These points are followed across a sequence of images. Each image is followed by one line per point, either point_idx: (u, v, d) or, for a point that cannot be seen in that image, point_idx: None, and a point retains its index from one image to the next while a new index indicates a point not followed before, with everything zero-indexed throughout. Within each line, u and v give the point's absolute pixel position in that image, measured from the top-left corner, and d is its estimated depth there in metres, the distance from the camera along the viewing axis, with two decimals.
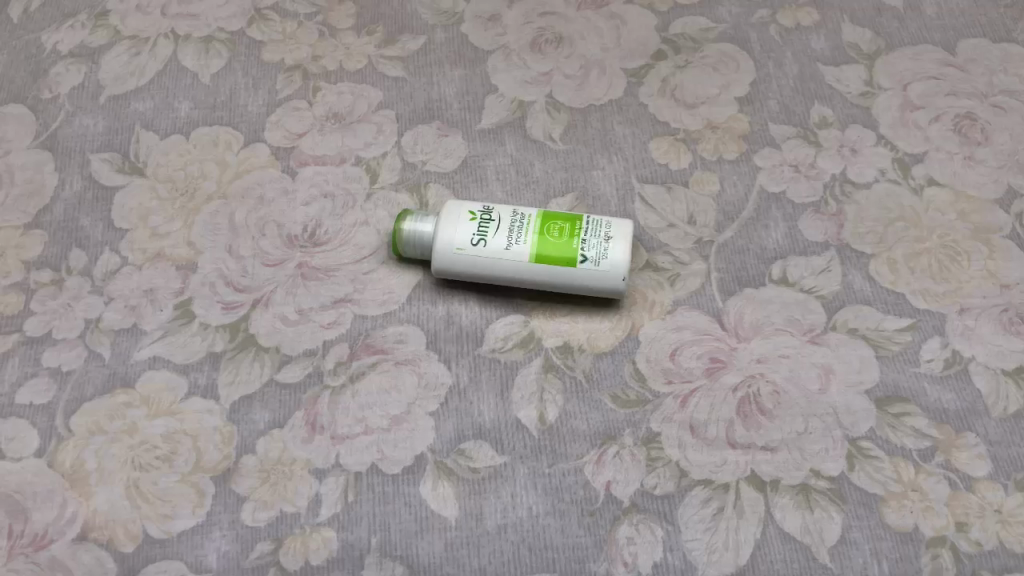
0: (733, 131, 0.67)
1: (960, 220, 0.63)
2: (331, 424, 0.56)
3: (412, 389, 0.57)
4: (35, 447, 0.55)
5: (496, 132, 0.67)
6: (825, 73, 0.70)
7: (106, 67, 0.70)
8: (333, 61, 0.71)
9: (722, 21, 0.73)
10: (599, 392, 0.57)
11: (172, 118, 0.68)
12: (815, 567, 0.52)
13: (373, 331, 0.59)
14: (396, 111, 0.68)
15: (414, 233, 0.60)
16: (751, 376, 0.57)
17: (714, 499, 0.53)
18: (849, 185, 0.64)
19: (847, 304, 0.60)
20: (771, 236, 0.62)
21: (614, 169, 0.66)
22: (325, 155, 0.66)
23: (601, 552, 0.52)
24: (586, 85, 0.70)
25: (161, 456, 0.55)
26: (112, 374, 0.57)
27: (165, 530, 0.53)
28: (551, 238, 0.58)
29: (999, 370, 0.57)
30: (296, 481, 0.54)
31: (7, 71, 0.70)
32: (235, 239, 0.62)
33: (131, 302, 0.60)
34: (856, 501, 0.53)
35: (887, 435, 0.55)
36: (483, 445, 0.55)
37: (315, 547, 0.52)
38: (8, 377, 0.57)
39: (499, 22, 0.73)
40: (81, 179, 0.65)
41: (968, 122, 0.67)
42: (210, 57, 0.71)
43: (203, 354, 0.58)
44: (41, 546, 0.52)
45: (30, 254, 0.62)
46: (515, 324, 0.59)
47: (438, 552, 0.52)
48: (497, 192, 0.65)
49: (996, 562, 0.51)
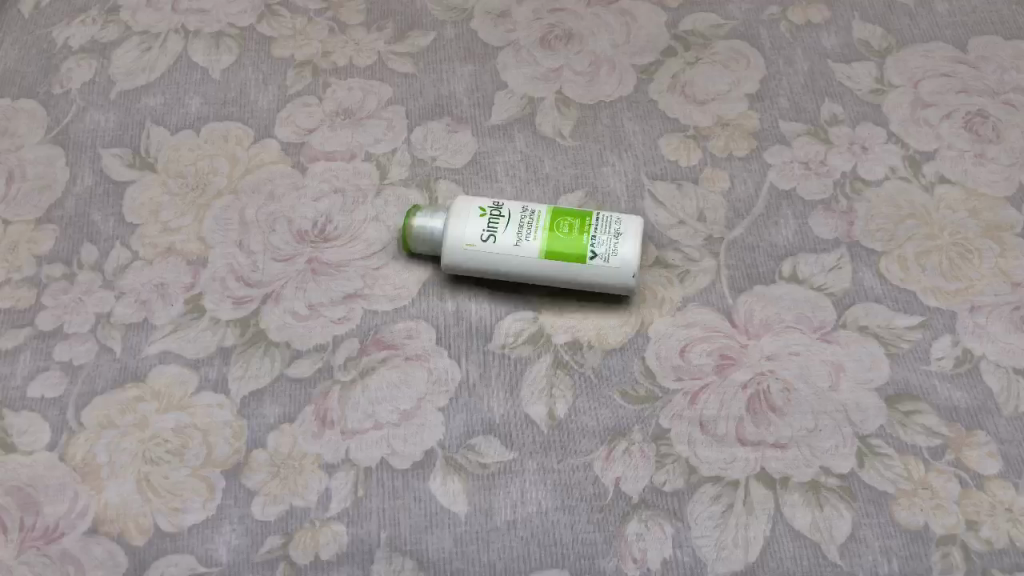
0: (744, 128, 0.67)
1: (971, 219, 0.63)
2: (341, 419, 0.56)
3: (423, 384, 0.57)
4: (47, 441, 0.55)
5: (506, 129, 0.67)
6: (836, 69, 0.70)
7: (118, 63, 0.71)
8: (343, 57, 0.71)
9: (733, 18, 0.73)
10: (609, 388, 0.57)
11: (183, 113, 0.68)
12: (825, 565, 0.52)
13: (382, 327, 0.59)
14: (407, 107, 0.68)
15: (424, 229, 0.60)
16: (761, 373, 0.57)
17: (723, 496, 0.53)
18: (859, 183, 0.64)
19: (858, 302, 0.59)
20: (781, 234, 0.62)
21: (624, 165, 0.66)
22: (336, 151, 0.66)
23: (611, 548, 0.52)
24: (596, 82, 0.70)
25: (173, 450, 0.55)
26: (122, 369, 0.57)
27: (175, 524, 0.53)
28: (561, 234, 0.58)
29: (1011, 368, 0.57)
30: (305, 475, 0.54)
31: (18, 65, 0.71)
32: (246, 234, 0.62)
33: (142, 296, 0.60)
34: (866, 499, 0.53)
35: (897, 433, 0.55)
36: (493, 441, 0.55)
37: (324, 541, 0.52)
38: (20, 371, 0.57)
39: (509, 19, 0.73)
40: (92, 174, 0.65)
41: (979, 119, 0.67)
42: (220, 53, 0.71)
43: (214, 349, 0.58)
44: (53, 539, 0.53)
45: (41, 248, 0.62)
46: (525, 320, 0.59)
47: (448, 547, 0.53)
48: (507, 188, 0.65)
49: (1007, 561, 0.51)
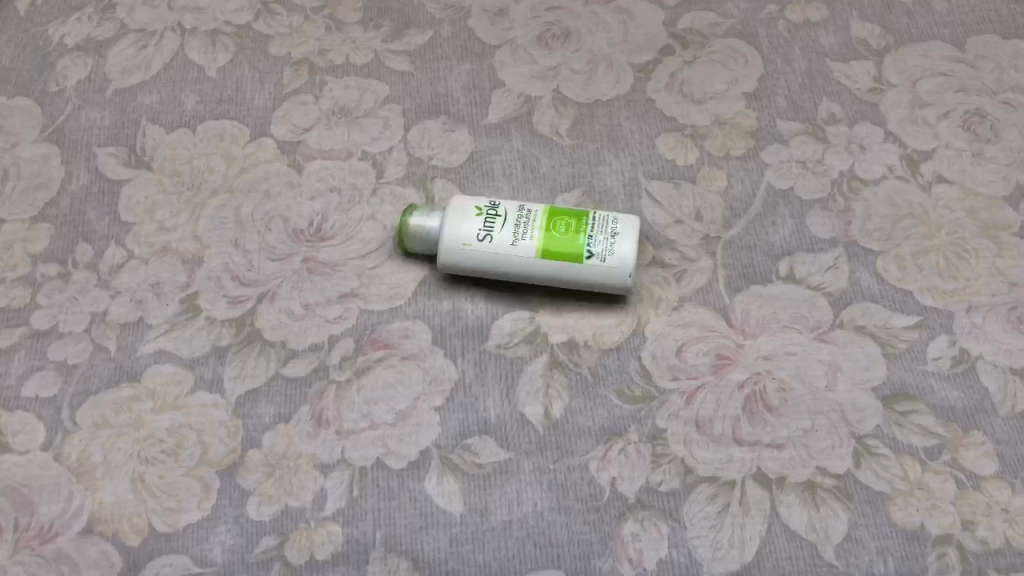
0: (741, 127, 0.67)
1: (969, 218, 0.62)
2: (337, 418, 0.56)
3: (418, 384, 0.57)
4: (42, 440, 0.55)
5: (503, 128, 0.67)
6: (834, 68, 0.70)
7: (114, 61, 0.70)
8: (340, 55, 0.71)
9: (731, 17, 0.73)
10: (606, 388, 0.57)
11: (179, 111, 0.68)
12: (821, 565, 0.52)
13: (379, 327, 0.59)
14: (404, 106, 0.68)
15: (420, 228, 0.60)
16: (758, 373, 0.57)
17: (719, 496, 0.53)
18: (857, 182, 0.64)
19: (855, 301, 0.59)
20: (778, 233, 0.62)
21: (621, 164, 0.66)
22: (332, 150, 0.66)
23: (607, 548, 0.52)
24: (593, 80, 0.69)
25: (168, 450, 0.55)
26: (118, 368, 0.57)
27: (170, 524, 0.53)
28: (558, 234, 0.58)
29: (1008, 368, 0.57)
30: (301, 475, 0.54)
31: (14, 63, 0.70)
32: (242, 233, 0.62)
33: (138, 295, 0.60)
34: (863, 499, 0.53)
35: (894, 433, 0.55)
36: (489, 441, 0.55)
37: (320, 541, 0.52)
38: (15, 370, 0.57)
39: (506, 17, 0.73)
40: (88, 172, 0.65)
41: (977, 118, 0.67)
42: (216, 51, 0.71)
43: (209, 349, 0.58)
44: (48, 539, 0.52)
45: (36, 247, 0.62)
46: (521, 320, 0.59)
47: (443, 547, 0.52)
48: (504, 187, 0.65)
49: (1003, 561, 0.51)
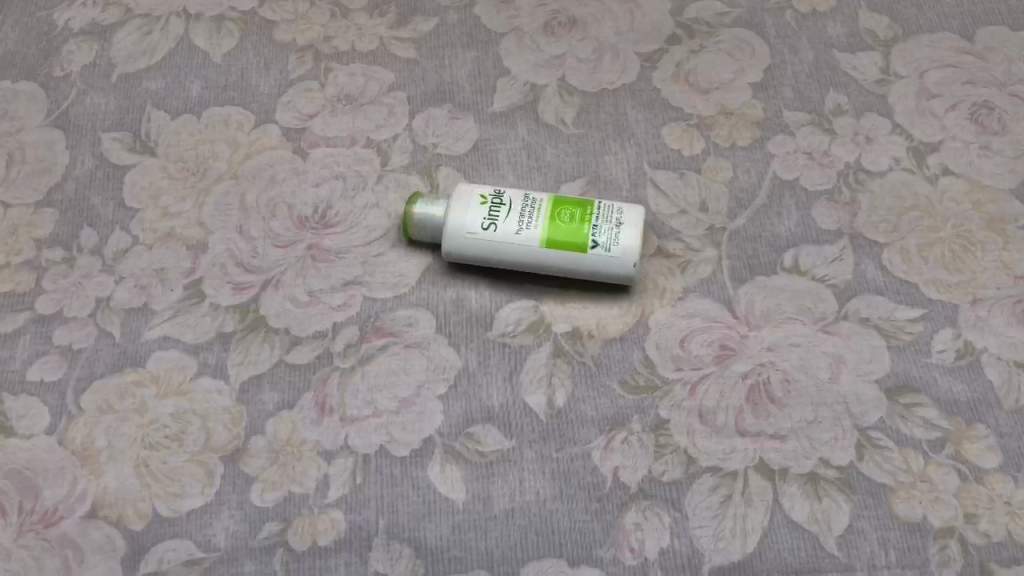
0: (747, 118, 0.67)
1: (974, 211, 0.62)
2: (341, 405, 0.56)
3: (422, 371, 0.57)
4: (45, 425, 0.55)
5: (508, 116, 0.67)
6: (841, 59, 0.69)
7: (119, 46, 0.70)
8: (344, 42, 0.70)
9: (737, 6, 0.72)
10: (609, 377, 0.57)
11: (183, 97, 0.68)
12: (822, 556, 0.52)
13: (382, 315, 0.59)
14: (408, 93, 0.68)
15: (425, 217, 0.60)
16: (762, 365, 0.57)
17: (722, 487, 0.53)
18: (863, 173, 0.64)
19: (859, 294, 0.59)
20: (783, 224, 0.62)
21: (627, 154, 0.65)
22: (337, 137, 0.66)
23: (609, 537, 0.52)
24: (598, 70, 0.69)
25: (172, 435, 0.55)
26: (122, 354, 0.57)
27: (175, 509, 0.53)
28: (562, 223, 0.58)
29: (1011, 362, 0.57)
30: (304, 463, 0.54)
31: (19, 48, 0.70)
32: (247, 220, 0.62)
33: (142, 281, 0.60)
34: (865, 491, 0.53)
35: (897, 425, 0.55)
36: (493, 429, 0.55)
37: (323, 529, 0.52)
38: (20, 354, 0.57)
39: (512, 5, 0.72)
40: (92, 158, 0.65)
41: (984, 111, 0.66)
42: (221, 37, 0.70)
43: (214, 335, 0.58)
44: (52, 523, 0.53)
45: (41, 232, 0.62)
46: (525, 310, 0.59)
47: (446, 535, 0.53)
48: (509, 175, 0.65)
49: (1004, 554, 0.51)
